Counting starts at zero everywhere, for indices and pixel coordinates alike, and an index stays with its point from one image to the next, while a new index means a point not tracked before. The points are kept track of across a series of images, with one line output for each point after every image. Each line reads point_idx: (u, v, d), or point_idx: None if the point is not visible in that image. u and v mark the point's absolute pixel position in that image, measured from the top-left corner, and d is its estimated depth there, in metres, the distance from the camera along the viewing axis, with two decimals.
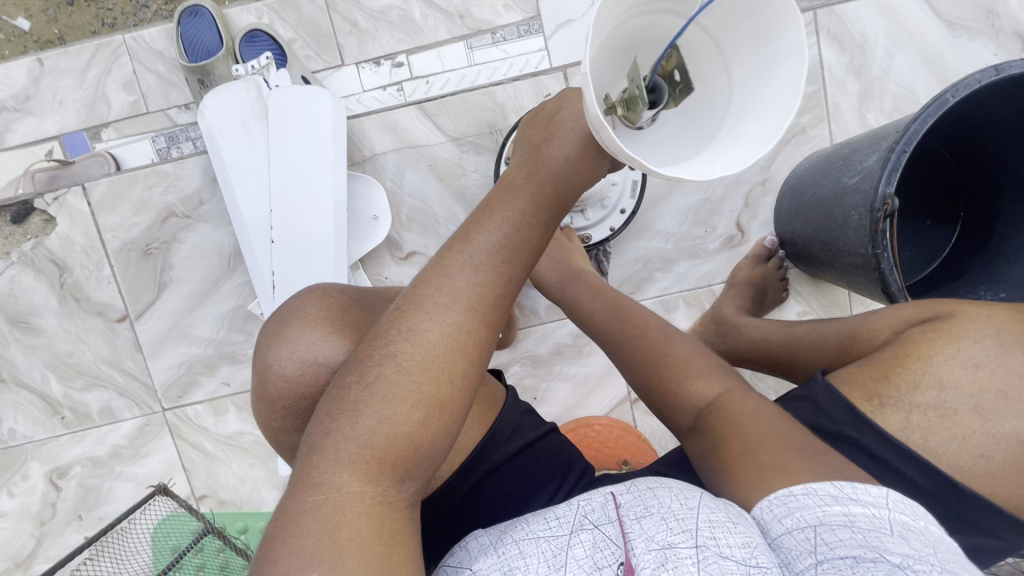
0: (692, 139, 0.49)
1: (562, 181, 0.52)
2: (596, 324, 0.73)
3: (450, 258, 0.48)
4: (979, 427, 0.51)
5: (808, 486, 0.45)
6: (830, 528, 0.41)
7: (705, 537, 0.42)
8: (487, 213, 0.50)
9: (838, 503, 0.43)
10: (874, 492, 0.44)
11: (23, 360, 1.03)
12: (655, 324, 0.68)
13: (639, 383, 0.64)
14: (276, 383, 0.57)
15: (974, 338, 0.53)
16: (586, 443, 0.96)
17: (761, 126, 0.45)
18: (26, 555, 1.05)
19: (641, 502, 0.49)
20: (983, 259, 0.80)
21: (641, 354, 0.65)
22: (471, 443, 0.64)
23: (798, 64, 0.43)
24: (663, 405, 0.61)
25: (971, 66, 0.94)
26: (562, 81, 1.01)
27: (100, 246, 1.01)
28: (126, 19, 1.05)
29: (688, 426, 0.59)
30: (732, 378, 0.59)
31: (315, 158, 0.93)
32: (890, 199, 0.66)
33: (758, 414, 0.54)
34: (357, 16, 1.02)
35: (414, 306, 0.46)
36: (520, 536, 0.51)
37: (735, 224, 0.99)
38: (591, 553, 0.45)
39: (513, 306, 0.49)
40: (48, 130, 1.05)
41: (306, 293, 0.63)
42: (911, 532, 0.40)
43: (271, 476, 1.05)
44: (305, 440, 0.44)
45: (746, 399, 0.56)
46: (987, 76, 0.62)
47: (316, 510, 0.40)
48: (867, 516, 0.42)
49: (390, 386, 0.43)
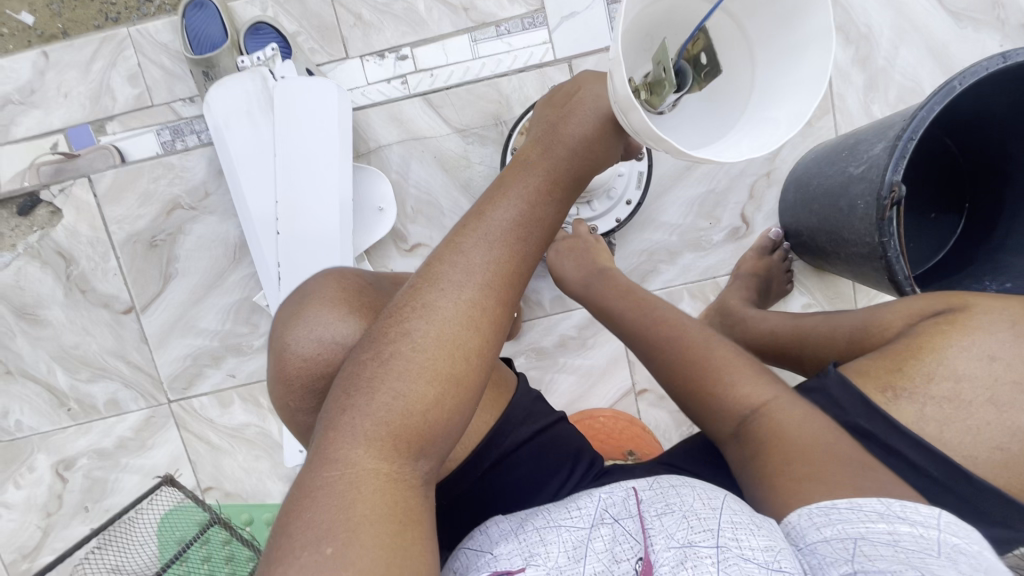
0: (715, 122, 0.49)
1: (580, 156, 0.52)
2: (620, 326, 0.70)
3: (464, 235, 0.48)
4: (994, 419, 0.51)
5: (853, 500, 0.45)
6: (873, 543, 0.42)
7: (726, 539, 0.43)
8: (501, 191, 0.50)
9: (884, 520, 0.44)
10: (924, 511, 0.44)
11: (29, 352, 1.03)
12: (689, 325, 0.64)
13: (674, 388, 0.61)
14: (294, 362, 0.57)
15: (987, 330, 0.53)
16: (591, 435, 0.96)
17: (788, 107, 0.46)
18: (33, 545, 1.06)
19: (663, 499, 0.50)
20: (987, 250, 0.80)
21: (676, 357, 0.61)
22: (485, 426, 0.64)
23: (825, 48, 0.44)
24: (702, 413, 0.58)
25: (977, 58, 0.94)
26: (567, 74, 1.01)
27: (106, 237, 1.01)
28: (129, 14, 1.04)
29: (729, 435, 0.56)
30: (777, 384, 0.56)
31: (322, 150, 0.93)
32: (897, 186, 0.66)
33: (802, 426, 0.52)
34: (362, 8, 1.03)
35: (429, 284, 0.46)
36: (541, 523, 0.51)
37: (740, 215, 0.99)
38: (610, 547, 0.47)
39: (526, 286, 0.49)
40: (54, 123, 1.05)
41: (322, 275, 0.63)
42: (959, 555, 0.41)
43: (277, 467, 1.05)
44: (322, 417, 0.44)
45: (791, 410, 0.53)
46: (995, 64, 0.61)
47: (333, 485, 0.40)
48: (912, 536, 0.43)
49: (405, 362, 0.43)
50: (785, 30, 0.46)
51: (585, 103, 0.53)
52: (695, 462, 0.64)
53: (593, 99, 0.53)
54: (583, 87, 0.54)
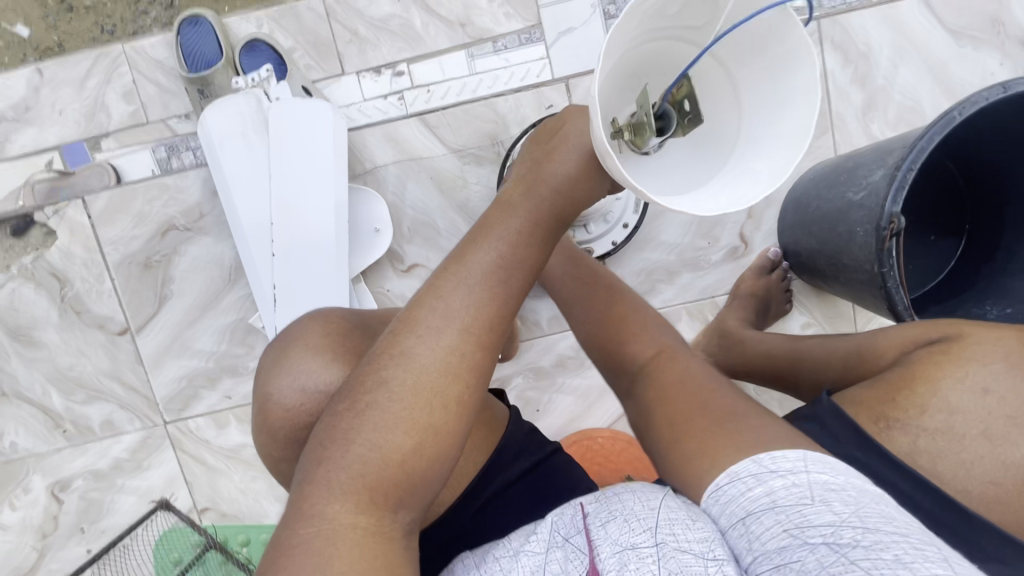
0: (704, 165, 0.49)
1: (563, 194, 0.51)
2: (560, 286, 0.75)
3: (445, 280, 0.47)
4: (987, 453, 0.50)
5: (730, 473, 0.45)
6: (758, 517, 0.41)
7: (664, 536, 0.44)
8: (483, 233, 0.50)
9: (760, 483, 0.43)
10: (791, 456, 0.44)
11: (24, 373, 1.03)
12: (612, 290, 0.71)
13: (596, 348, 0.67)
14: (276, 413, 0.57)
15: (982, 362, 0.52)
16: (589, 457, 0.96)
17: (774, 159, 0.45)
18: (28, 568, 1.05)
19: (606, 507, 0.50)
20: (988, 273, 0.79)
21: (601, 324, 0.68)
22: (473, 467, 0.64)
23: (814, 99, 0.42)
24: (608, 368, 0.66)
25: (977, 76, 0.94)
26: (564, 93, 1.01)
27: (101, 258, 1.01)
28: (125, 27, 1.03)
29: (626, 388, 0.63)
30: (678, 346, 0.63)
31: (315, 170, 0.93)
32: (896, 217, 0.66)
33: (686, 380, 0.56)
34: (358, 25, 1.02)
35: (407, 331, 0.46)
36: (502, 553, 0.51)
37: (738, 235, 0.99)
38: (564, 567, 0.46)
39: (510, 327, 0.48)
40: (48, 141, 1.04)
41: (308, 319, 0.63)
42: (832, 493, 0.41)
43: (273, 488, 1.04)
44: (300, 470, 0.44)
45: (682, 366, 0.59)
46: (994, 94, 0.61)
47: (308, 543, 0.40)
48: (787, 488, 0.42)
49: (381, 413, 0.43)
50: (773, 78, 0.45)
51: (563, 141, 0.51)
52: None
53: (575, 135, 0.51)
54: (569, 118, 0.53)
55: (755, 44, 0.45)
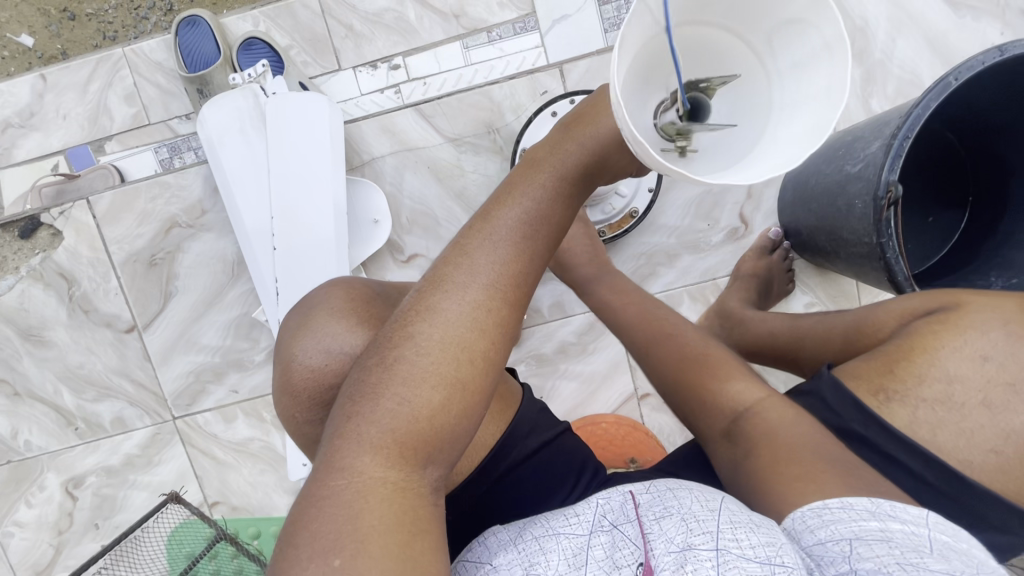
0: (753, 110, 0.45)
1: (596, 157, 0.51)
2: (627, 327, 0.72)
3: (471, 237, 0.48)
4: (988, 422, 0.49)
5: (844, 499, 0.43)
6: (866, 542, 0.40)
7: (726, 540, 0.42)
8: (510, 192, 0.50)
9: (875, 518, 0.42)
10: (914, 511, 0.42)
11: (36, 373, 1.05)
12: (681, 327, 0.68)
13: (669, 383, 0.63)
14: (301, 372, 0.59)
15: (981, 330, 0.51)
16: (593, 441, 0.96)
17: (807, 128, 0.42)
18: (46, 564, 1.07)
19: (661, 502, 0.49)
20: (994, 242, 0.78)
21: (674, 353, 0.64)
22: (490, 440, 0.64)
23: (826, 119, 0.41)
24: (698, 408, 0.59)
25: (977, 46, 0.92)
26: (558, 78, 1.00)
27: (106, 258, 1.02)
28: (126, 32, 1.06)
29: (720, 433, 0.56)
30: (762, 383, 0.58)
31: (315, 160, 0.93)
32: (893, 186, 0.65)
33: (785, 421, 0.52)
34: (352, 20, 1.02)
35: (434, 288, 0.46)
36: (540, 532, 0.51)
37: (738, 216, 0.98)
38: (609, 554, 0.46)
39: (535, 286, 0.49)
40: (53, 145, 1.06)
41: (332, 286, 0.65)
42: (952, 552, 0.39)
43: (282, 481, 1.05)
44: (330, 427, 0.44)
45: (781, 404, 0.54)
46: (990, 58, 0.60)
47: (339, 495, 0.40)
48: (905, 532, 0.41)
49: (410, 367, 0.43)
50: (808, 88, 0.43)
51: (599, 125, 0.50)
52: (691, 465, 0.64)
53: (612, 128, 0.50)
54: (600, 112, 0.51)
55: (805, 16, 0.41)
